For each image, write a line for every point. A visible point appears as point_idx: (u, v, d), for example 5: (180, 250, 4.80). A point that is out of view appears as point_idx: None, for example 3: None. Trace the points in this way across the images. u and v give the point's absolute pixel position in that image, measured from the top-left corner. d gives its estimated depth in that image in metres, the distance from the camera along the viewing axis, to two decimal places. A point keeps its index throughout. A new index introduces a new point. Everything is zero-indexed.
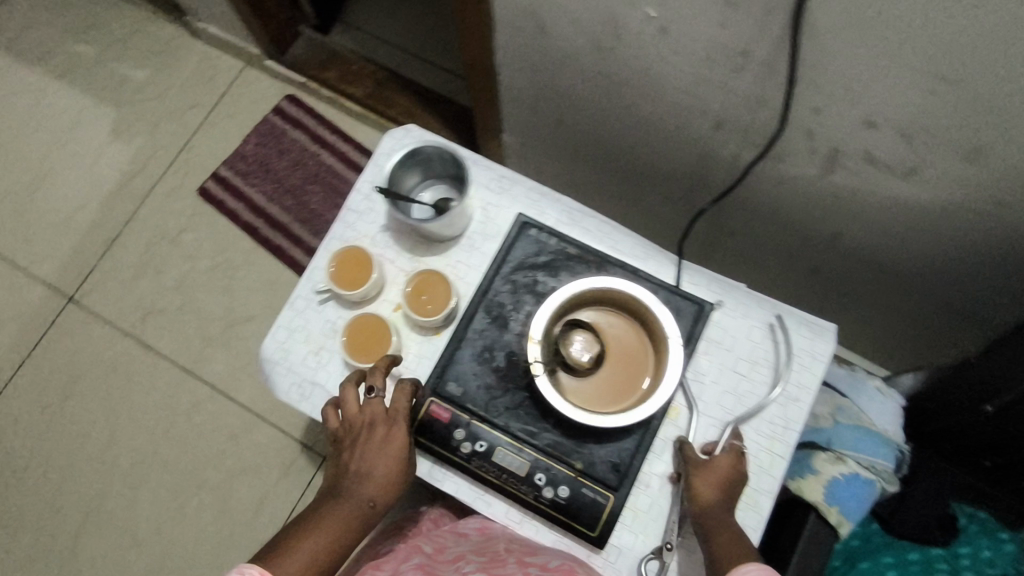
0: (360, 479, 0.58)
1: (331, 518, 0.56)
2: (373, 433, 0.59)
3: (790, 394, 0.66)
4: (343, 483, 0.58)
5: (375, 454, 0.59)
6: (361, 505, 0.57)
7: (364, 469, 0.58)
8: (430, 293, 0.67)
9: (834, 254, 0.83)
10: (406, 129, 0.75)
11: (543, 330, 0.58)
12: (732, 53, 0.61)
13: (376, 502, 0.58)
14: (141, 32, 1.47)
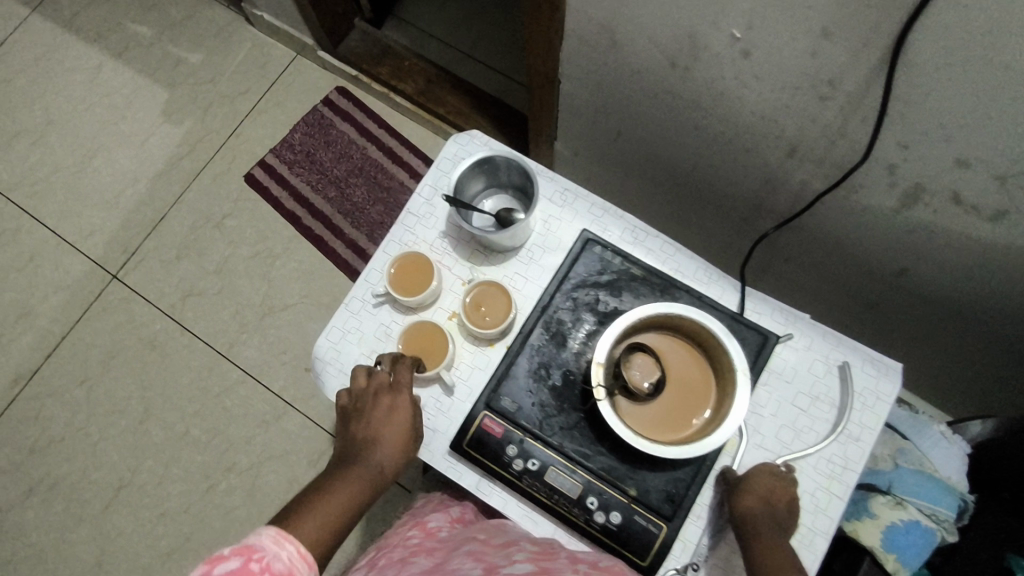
0: (370, 444, 0.58)
1: (346, 480, 0.55)
2: (381, 402, 0.60)
3: (850, 433, 0.64)
4: (356, 450, 0.58)
5: (387, 418, 0.59)
6: (370, 466, 0.57)
7: (374, 433, 0.58)
8: (489, 306, 0.67)
9: (897, 288, 0.81)
10: (470, 134, 0.75)
11: (607, 353, 0.57)
12: (819, 81, 0.60)
13: (385, 465, 0.57)
14: (197, 16, 1.48)
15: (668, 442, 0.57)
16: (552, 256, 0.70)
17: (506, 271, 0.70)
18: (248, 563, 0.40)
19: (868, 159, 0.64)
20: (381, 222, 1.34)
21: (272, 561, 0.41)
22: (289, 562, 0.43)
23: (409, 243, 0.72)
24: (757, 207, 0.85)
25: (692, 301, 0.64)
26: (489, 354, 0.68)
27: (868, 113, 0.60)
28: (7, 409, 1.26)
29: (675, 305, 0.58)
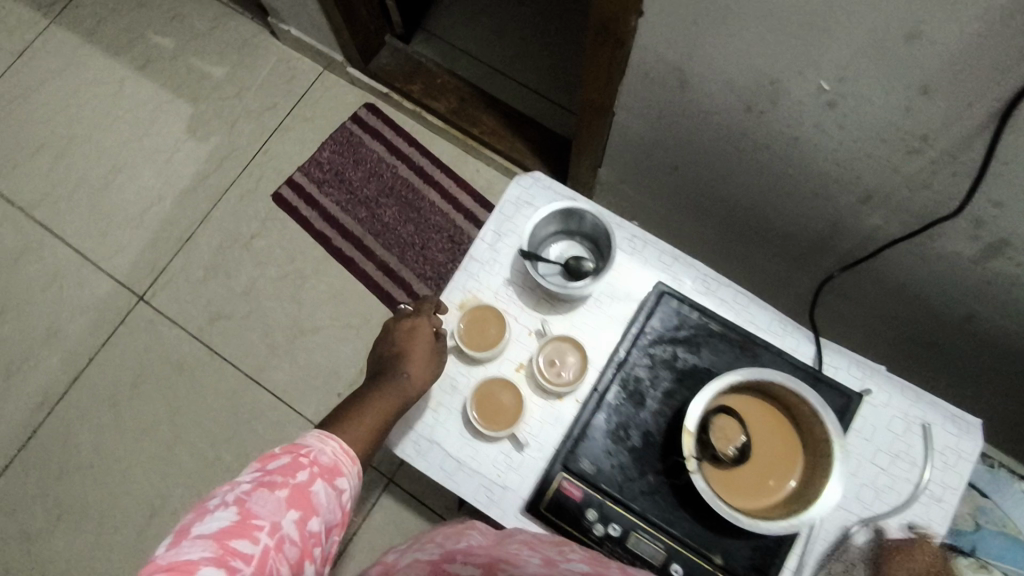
0: (398, 360, 0.64)
1: (376, 397, 0.61)
2: (408, 330, 0.66)
3: (933, 493, 0.63)
4: (385, 368, 0.64)
5: (415, 344, 0.65)
6: (395, 377, 0.62)
7: (400, 352, 0.65)
8: (564, 364, 0.66)
9: (961, 332, 0.80)
10: (534, 176, 0.73)
11: (698, 419, 0.55)
12: (911, 136, 0.58)
13: (410, 376, 0.63)
14: (221, 29, 1.45)
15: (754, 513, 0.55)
16: (620, 305, 0.68)
17: (575, 321, 0.68)
18: (298, 458, 0.52)
19: (959, 215, 0.62)
20: (412, 243, 1.32)
21: (318, 455, 0.53)
22: (334, 456, 0.54)
23: (472, 289, 0.70)
24: (817, 245, 0.84)
25: (773, 358, 0.63)
26: (561, 409, 0.66)
27: (959, 170, 0.58)
28: (33, 434, 1.24)
29: (773, 372, 0.55)
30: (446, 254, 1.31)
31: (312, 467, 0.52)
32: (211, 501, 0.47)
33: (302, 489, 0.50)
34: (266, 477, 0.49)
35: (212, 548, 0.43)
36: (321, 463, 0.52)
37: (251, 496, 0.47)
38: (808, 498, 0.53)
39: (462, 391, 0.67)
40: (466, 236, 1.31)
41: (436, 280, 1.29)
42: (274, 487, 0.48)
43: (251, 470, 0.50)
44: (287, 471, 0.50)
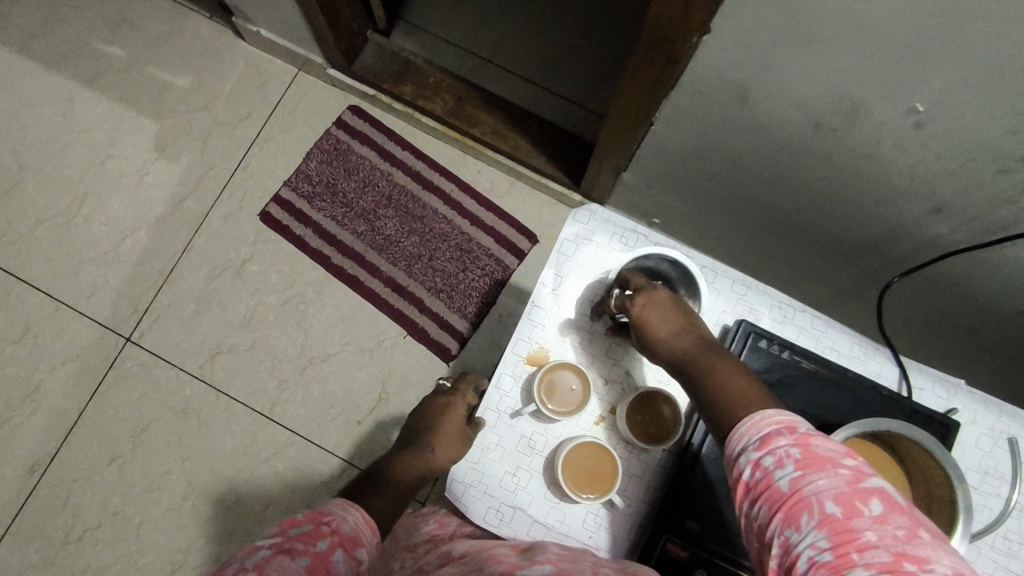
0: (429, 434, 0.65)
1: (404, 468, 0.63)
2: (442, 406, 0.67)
3: (1023, 506, 0.64)
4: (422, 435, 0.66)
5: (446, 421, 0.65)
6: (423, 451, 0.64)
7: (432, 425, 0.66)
8: (653, 423, 0.62)
9: (1007, 323, 0.81)
10: (592, 210, 0.68)
11: None
12: (1008, 157, 0.55)
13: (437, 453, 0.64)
14: (178, 33, 1.32)
15: None
16: None
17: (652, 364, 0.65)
18: (319, 525, 0.50)
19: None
20: (418, 255, 1.25)
21: (339, 524, 0.51)
22: (355, 526, 0.52)
23: (539, 340, 0.65)
24: (865, 248, 0.82)
25: (869, 391, 0.61)
26: (650, 462, 0.63)
27: None
28: (29, 500, 1.14)
29: (887, 424, 0.54)
30: (456, 264, 1.24)
31: (333, 536, 0.50)
32: (227, 568, 0.45)
33: (322, 557, 0.47)
34: (286, 544, 0.47)
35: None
36: (342, 532, 0.51)
37: (271, 562, 0.45)
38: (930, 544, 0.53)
39: (541, 452, 0.64)
40: (474, 242, 1.25)
41: (448, 292, 1.23)
42: (295, 555, 0.46)
43: (268, 536, 0.48)
44: (307, 537, 0.48)
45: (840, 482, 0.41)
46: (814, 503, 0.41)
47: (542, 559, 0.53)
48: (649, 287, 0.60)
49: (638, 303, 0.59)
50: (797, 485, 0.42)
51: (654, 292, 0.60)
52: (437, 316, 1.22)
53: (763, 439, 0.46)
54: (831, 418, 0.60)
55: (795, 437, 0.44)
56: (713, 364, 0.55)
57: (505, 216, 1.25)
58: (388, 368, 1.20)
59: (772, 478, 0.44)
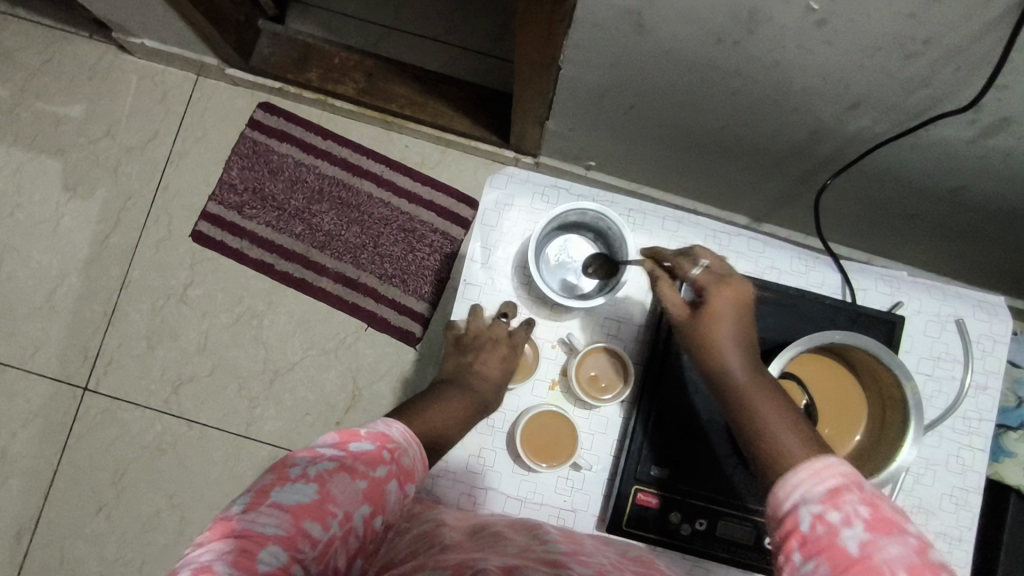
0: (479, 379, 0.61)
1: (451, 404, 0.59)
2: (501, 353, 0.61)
3: (977, 383, 0.65)
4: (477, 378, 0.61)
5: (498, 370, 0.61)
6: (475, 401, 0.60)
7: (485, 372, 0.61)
8: (605, 377, 0.62)
9: (946, 202, 0.81)
10: (508, 173, 0.65)
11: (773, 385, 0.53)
12: (912, 41, 0.53)
13: (489, 402, 0.60)
14: (60, 59, 1.23)
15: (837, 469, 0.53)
16: (638, 287, 0.64)
17: (599, 316, 0.64)
18: (381, 449, 0.50)
19: (969, 109, 0.59)
20: (362, 244, 1.21)
21: (399, 455, 0.51)
22: (413, 461, 0.52)
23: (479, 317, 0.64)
24: (797, 154, 0.80)
25: (812, 303, 0.60)
26: (613, 415, 0.63)
27: (965, 64, 0.54)
28: (23, 567, 1.12)
29: (831, 334, 0.53)
30: (402, 246, 1.21)
31: (391, 466, 0.50)
32: (293, 467, 0.47)
33: (379, 485, 0.48)
34: (349, 462, 0.48)
35: (286, 525, 0.43)
36: (400, 464, 0.51)
37: (333, 477, 0.46)
38: (887, 445, 0.53)
39: (502, 427, 0.62)
40: (416, 220, 1.21)
41: (401, 276, 1.20)
42: (355, 475, 0.47)
43: (332, 445, 0.49)
44: (368, 460, 0.49)
45: (912, 553, 0.38)
46: (886, 572, 0.37)
47: (552, 539, 0.52)
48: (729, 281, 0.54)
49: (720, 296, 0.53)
50: (867, 550, 0.38)
51: (734, 287, 0.54)
52: (394, 302, 1.19)
53: (828, 491, 0.42)
54: (779, 338, 0.59)
55: (864, 495, 0.41)
56: (765, 371, 0.53)
57: (443, 187, 1.21)
58: (355, 363, 1.18)
59: (835, 537, 0.40)
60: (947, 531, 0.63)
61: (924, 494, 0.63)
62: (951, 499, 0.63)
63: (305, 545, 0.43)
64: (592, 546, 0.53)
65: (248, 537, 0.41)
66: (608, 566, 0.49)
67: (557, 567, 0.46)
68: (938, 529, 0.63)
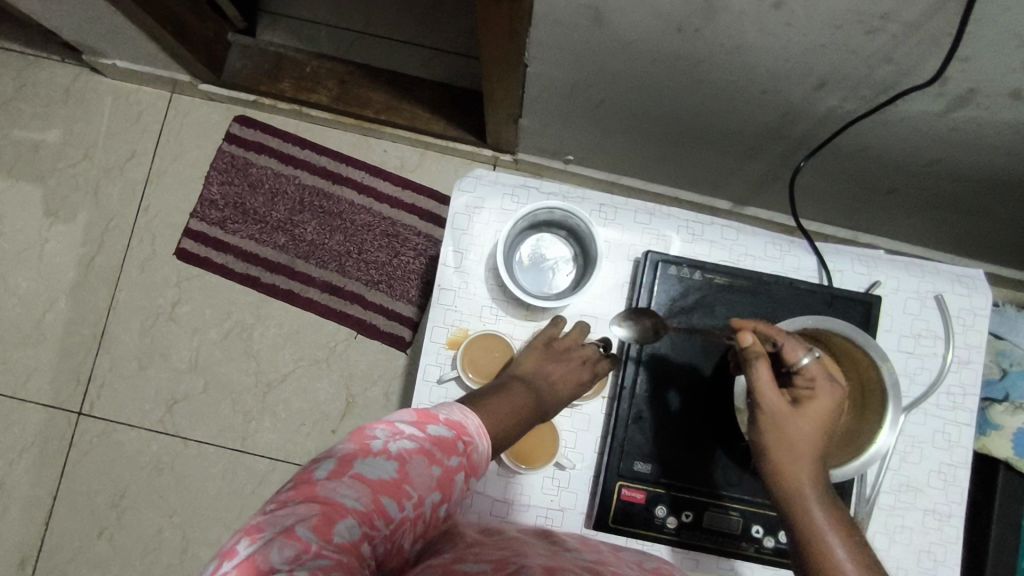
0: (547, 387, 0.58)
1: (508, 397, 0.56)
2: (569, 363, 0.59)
3: (959, 358, 0.64)
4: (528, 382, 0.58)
5: (564, 380, 0.59)
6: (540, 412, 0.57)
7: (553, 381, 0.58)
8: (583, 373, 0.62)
9: (923, 176, 0.80)
10: (476, 176, 0.65)
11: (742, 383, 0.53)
12: (870, 18, 0.53)
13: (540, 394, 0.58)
14: (32, 85, 1.23)
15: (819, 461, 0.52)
16: (613, 283, 0.64)
17: (575, 314, 0.64)
18: (457, 440, 0.49)
19: (933, 82, 0.59)
20: (347, 252, 1.21)
21: (473, 449, 0.50)
22: (482, 457, 0.51)
23: (455, 321, 0.63)
24: (770, 137, 0.80)
25: (787, 289, 0.60)
26: (595, 413, 0.63)
27: (925, 38, 0.54)
28: None
29: (802, 321, 0.54)
30: (388, 251, 1.21)
31: (464, 459, 0.49)
32: (374, 438, 0.47)
33: (449, 476, 0.48)
34: (427, 446, 0.47)
35: (365, 499, 0.43)
36: (472, 459, 0.50)
37: (411, 459, 0.46)
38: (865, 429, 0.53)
39: None
40: (400, 224, 1.21)
41: (388, 281, 1.20)
42: (432, 462, 0.47)
43: (411, 423, 0.49)
44: (444, 447, 0.48)
45: None
46: None
47: (574, 547, 0.52)
48: (828, 386, 0.49)
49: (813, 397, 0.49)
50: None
51: (831, 393, 0.49)
52: (382, 308, 1.19)
53: None
54: None
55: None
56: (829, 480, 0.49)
57: (424, 190, 1.21)
58: (348, 371, 1.18)
59: None
60: (936, 508, 0.63)
61: (911, 472, 0.63)
62: (939, 475, 0.63)
63: (380, 523, 0.43)
64: (612, 555, 0.52)
65: (330, 503, 0.42)
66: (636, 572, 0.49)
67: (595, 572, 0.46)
68: (926, 506, 0.63)
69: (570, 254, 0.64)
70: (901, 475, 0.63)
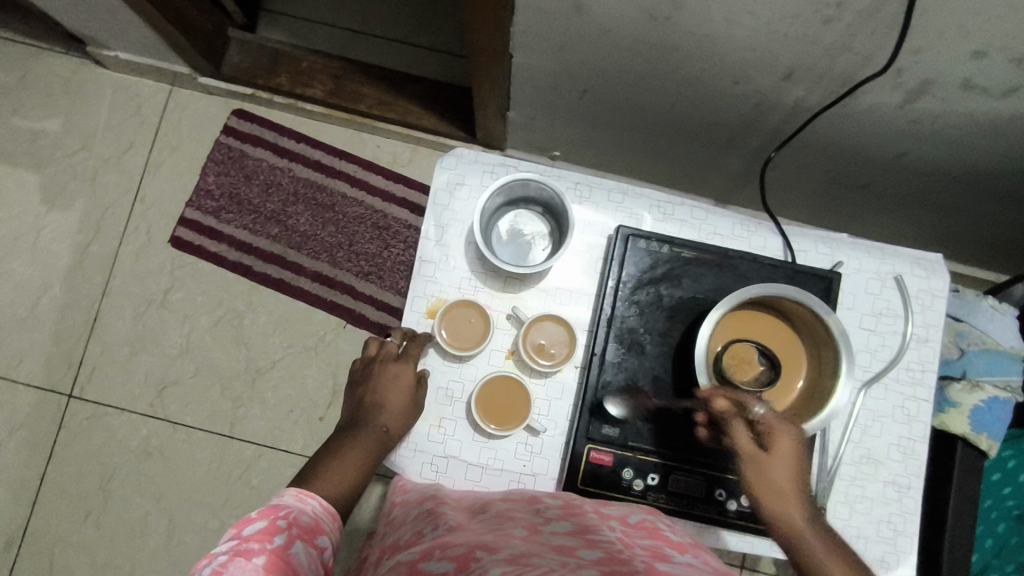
0: (375, 407, 0.62)
1: (355, 439, 0.62)
2: (384, 371, 0.64)
3: (919, 337, 0.67)
4: (359, 413, 0.64)
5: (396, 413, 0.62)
6: (374, 430, 0.62)
7: (377, 395, 0.63)
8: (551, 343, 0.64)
9: (892, 170, 0.83)
10: (457, 154, 0.68)
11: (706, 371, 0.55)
12: (825, 7, 0.56)
13: (391, 427, 0.62)
14: (36, 76, 1.26)
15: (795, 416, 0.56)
16: (587, 258, 0.67)
17: (549, 287, 0.66)
18: (276, 520, 0.49)
19: (887, 71, 0.62)
20: (338, 243, 1.23)
21: (298, 516, 0.50)
22: (313, 516, 0.51)
23: (435, 292, 0.66)
24: (745, 130, 0.83)
25: (750, 264, 0.63)
26: (568, 382, 0.65)
27: (878, 27, 0.57)
28: None
29: (749, 290, 0.56)
30: (378, 243, 1.23)
31: (292, 528, 0.49)
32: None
33: (282, 551, 0.46)
34: (243, 544, 0.45)
35: None
36: (301, 523, 0.50)
37: (228, 566, 0.43)
38: (824, 383, 0.56)
39: (461, 398, 0.64)
40: (391, 218, 1.24)
41: (378, 272, 1.22)
42: (252, 555, 0.45)
43: (227, 537, 0.46)
44: (265, 535, 0.47)
45: None
46: None
47: (556, 517, 0.52)
48: (789, 424, 0.53)
49: (773, 435, 0.52)
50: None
51: (791, 429, 0.53)
52: (372, 298, 1.21)
53: None
54: (719, 298, 0.62)
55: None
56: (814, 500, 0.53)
57: (415, 185, 1.24)
58: (336, 360, 1.20)
59: None
60: (895, 480, 0.65)
61: (872, 445, 0.65)
62: (899, 450, 0.65)
63: None
64: (599, 519, 0.53)
65: None
66: (615, 543, 0.48)
67: (565, 551, 0.45)
68: (886, 478, 0.65)
69: (545, 230, 0.67)
70: (864, 449, 0.65)
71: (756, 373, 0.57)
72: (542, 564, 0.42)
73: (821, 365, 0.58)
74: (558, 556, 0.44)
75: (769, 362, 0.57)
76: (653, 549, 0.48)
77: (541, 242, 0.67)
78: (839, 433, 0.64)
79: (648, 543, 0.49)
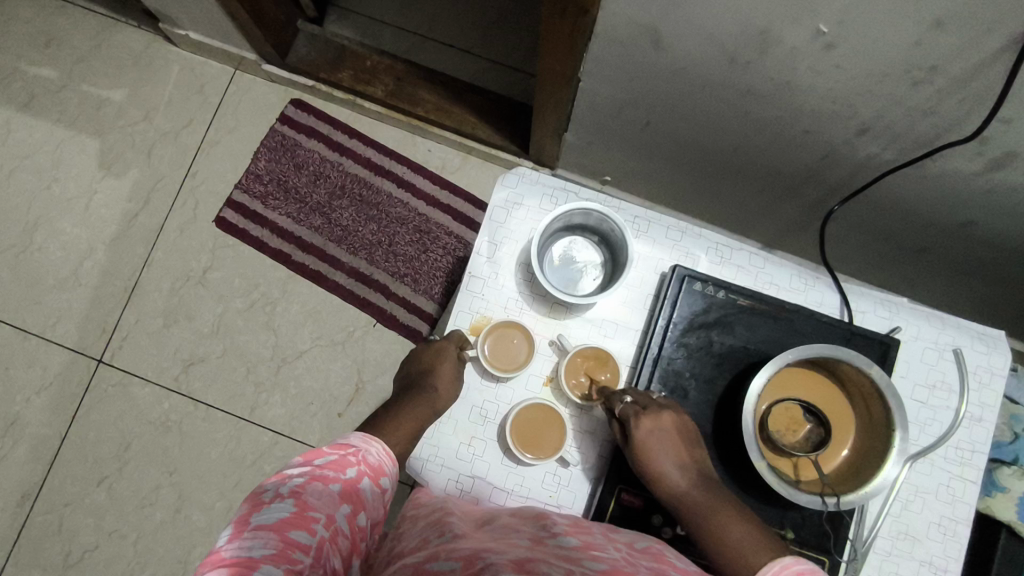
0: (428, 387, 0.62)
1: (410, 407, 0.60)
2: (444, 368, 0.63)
3: (972, 415, 0.65)
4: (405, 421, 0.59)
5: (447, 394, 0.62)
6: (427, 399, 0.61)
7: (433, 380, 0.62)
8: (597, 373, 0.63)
9: (953, 238, 0.81)
10: (519, 172, 0.68)
11: (756, 449, 0.53)
12: (916, 69, 0.55)
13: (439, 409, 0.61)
14: (108, 45, 1.30)
15: (852, 482, 0.54)
16: (636, 294, 0.66)
17: (596, 317, 0.66)
18: (346, 456, 0.53)
19: (972, 139, 0.61)
20: (378, 241, 1.24)
21: (365, 455, 0.54)
22: (378, 457, 0.55)
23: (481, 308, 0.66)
24: (807, 181, 0.81)
25: (807, 319, 0.61)
26: (601, 417, 0.64)
27: (970, 94, 0.56)
28: (22, 531, 1.14)
29: (787, 355, 0.54)
30: (417, 246, 1.24)
31: (360, 465, 0.53)
32: (266, 492, 0.47)
33: (352, 485, 0.51)
34: (317, 471, 0.50)
35: (272, 542, 0.42)
36: (368, 462, 0.54)
37: (307, 489, 0.47)
38: (876, 449, 0.54)
39: (495, 419, 0.64)
40: (433, 222, 1.24)
41: (414, 275, 1.23)
42: (328, 481, 0.49)
43: (299, 463, 0.51)
44: (335, 467, 0.51)
45: None
46: None
47: (562, 532, 0.51)
48: (655, 407, 0.57)
49: (644, 425, 0.55)
50: None
51: (660, 415, 0.56)
52: (404, 300, 1.22)
53: None
54: (772, 351, 0.60)
55: None
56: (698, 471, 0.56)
57: (461, 192, 1.25)
58: (362, 357, 1.20)
59: None
60: (933, 561, 0.62)
61: (910, 521, 0.63)
62: (940, 530, 0.63)
63: (298, 554, 0.43)
64: (603, 539, 0.52)
65: (238, 560, 0.41)
66: (619, 561, 0.47)
67: (569, 561, 0.45)
68: (922, 558, 0.62)
69: (599, 260, 0.67)
70: (902, 525, 0.63)
71: (805, 433, 0.57)
72: (547, 571, 0.42)
73: (873, 429, 0.55)
74: (563, 564, 0.44)
75: (817, 421, 0.57)
76: (656, 567, 0.47)
77: (593, 272, 0.67)
78: (878, 507, 0.61)
79: (653, 564, 0.48)
